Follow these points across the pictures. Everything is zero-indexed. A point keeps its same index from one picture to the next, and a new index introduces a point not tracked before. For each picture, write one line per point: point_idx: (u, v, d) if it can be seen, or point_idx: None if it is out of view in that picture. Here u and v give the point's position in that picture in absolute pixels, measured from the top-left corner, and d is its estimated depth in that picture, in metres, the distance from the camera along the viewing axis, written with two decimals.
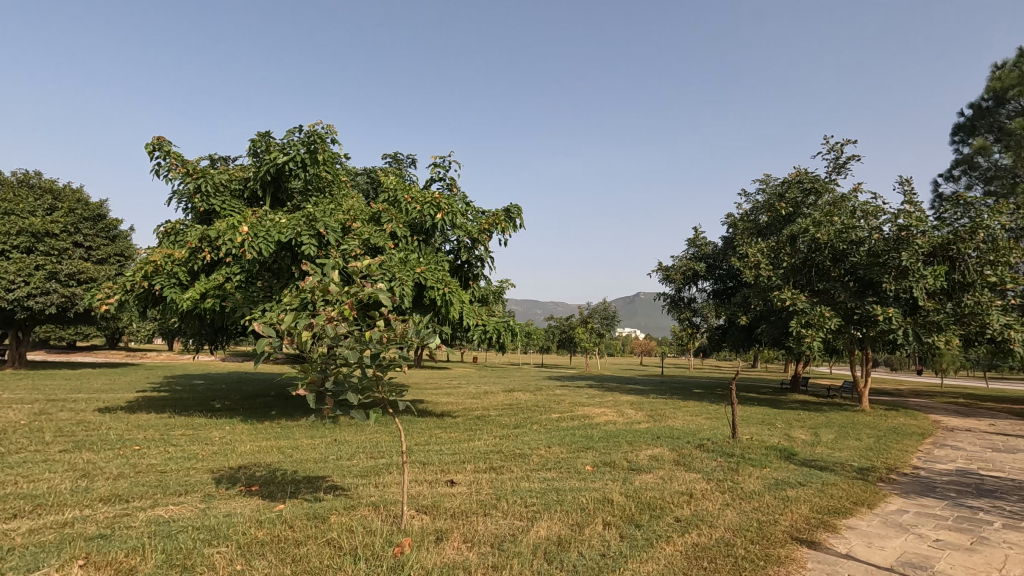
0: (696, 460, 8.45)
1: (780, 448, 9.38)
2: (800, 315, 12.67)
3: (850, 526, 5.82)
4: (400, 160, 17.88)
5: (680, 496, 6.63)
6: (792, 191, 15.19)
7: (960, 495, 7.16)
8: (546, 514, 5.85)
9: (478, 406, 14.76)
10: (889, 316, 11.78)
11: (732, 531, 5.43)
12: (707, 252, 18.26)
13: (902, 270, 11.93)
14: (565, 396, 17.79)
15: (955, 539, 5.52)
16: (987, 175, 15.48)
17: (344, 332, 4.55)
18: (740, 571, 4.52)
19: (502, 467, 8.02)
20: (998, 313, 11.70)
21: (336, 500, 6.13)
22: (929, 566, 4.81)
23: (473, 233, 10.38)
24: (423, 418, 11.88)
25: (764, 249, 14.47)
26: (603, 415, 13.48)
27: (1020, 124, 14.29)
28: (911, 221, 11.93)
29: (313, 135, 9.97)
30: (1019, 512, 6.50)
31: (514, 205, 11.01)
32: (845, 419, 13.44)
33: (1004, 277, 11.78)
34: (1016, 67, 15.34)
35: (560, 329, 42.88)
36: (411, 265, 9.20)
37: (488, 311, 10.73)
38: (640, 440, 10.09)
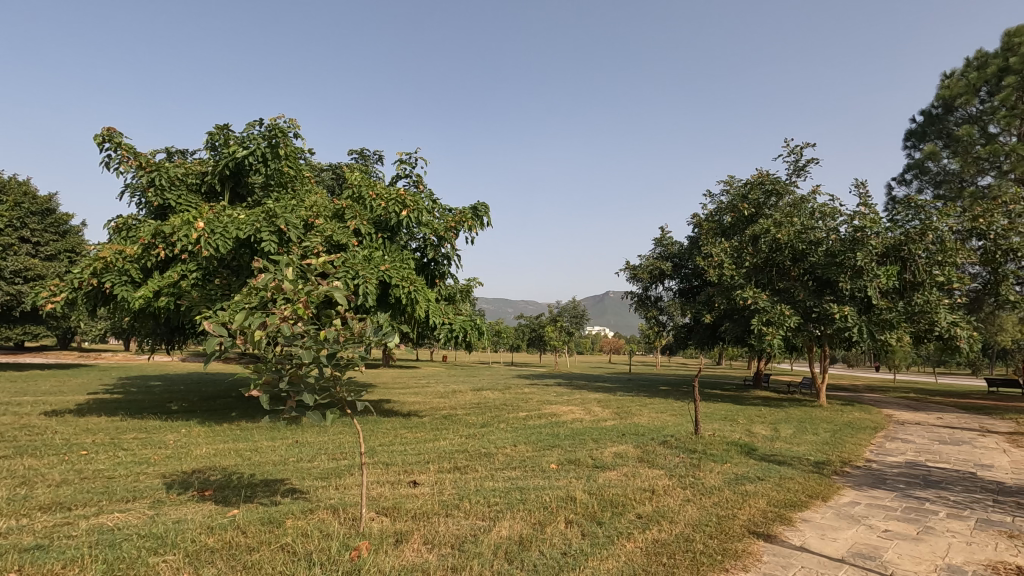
0: (659, 457, 8.55)
1: (740, 444, 9.58)
2: (761, 313, 12.98)
3: (805, 519, 5.96)
4: (366, 157, 17.60)
5: (642, 492, 6.68)
6: (755, 192, 15.54)
7: (909, 487, 7.42)
8: (508, 513, 5.81)
9: (446, 405, 14.66)
10: (845, 315, 12.17)
11: (692, 527, 5.49)
12: (673, 252, 18.56)
13: (857, 270, 12.33)
14: (533, 394, 17.82)
15: (903, 529, 5.71)
16: (936, 179, 16.15)
17: (299, 331, 4.38)
18: (698, 566, 4.56)
19: (466, 467, 7.94)
20: (946, 312, 12.19)
21: (293, 504, 5.95)
22: (878, 556, 4.94)
23: (439, 231, 10.25)
24: (389, 419, 11.69)
25: (728, 249, 14.74)
26: (570, 413, 13.51)
27: (966, 130, 14.91)
28: (865, 222, 12.34)
29: (275, 130, 9.69)
30: (963, 502, 6.77)
31: (482, 203, 10.94)
32: (804, 415, 13.82)
33: (951, 277, 12.28)
34: (963, 76, 15.98)
35: (530, 327, 42.95)
36: (375, 262, 9.03)
37: (455, 309, 10.62)
38: (605, 437, 10.15)
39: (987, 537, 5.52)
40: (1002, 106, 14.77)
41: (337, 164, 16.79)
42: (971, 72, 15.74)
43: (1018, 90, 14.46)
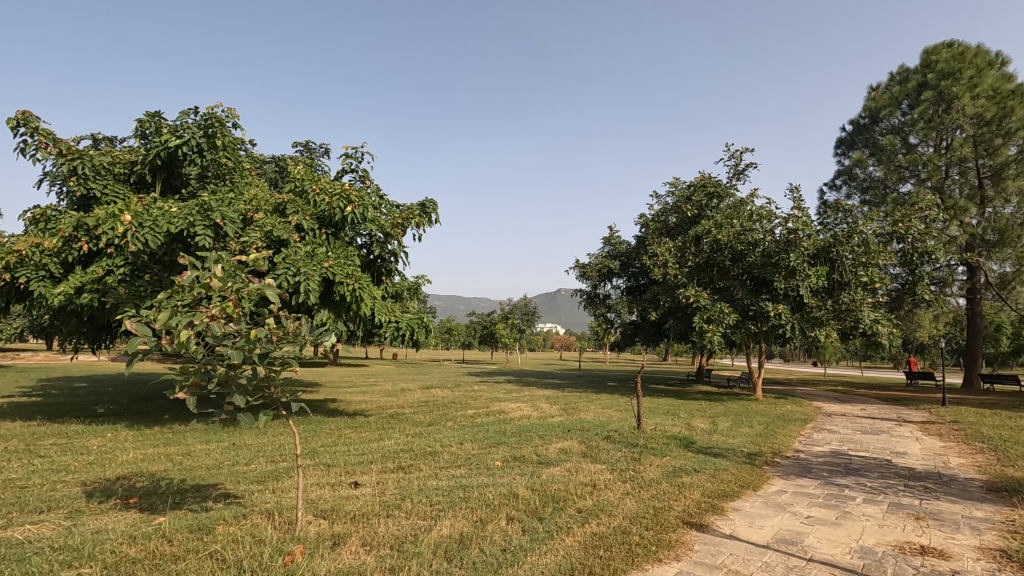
0: (602, 452, 8.75)
1: (680, 437, 9.92)
2: (702, 311, 13.47)
3: (735, 508, 6.26)
4: (312, 150, 17.13)
5: (583, 487, 6.81)
6: (698, 194, 16.09)
7: (831, 475, 7.92)
8: (450, 511, 5.81)
9: (393, 405, 14.43)
10: (779, 313, 12.79)
11: (630, 519, 5.65)
12: (620, 251, 18.98)
13: (791, 270, 12.99)
14: (482, 391, 17.84)
15: (824, 515, 6.08)
16: (863, 185, 17.20)
17: (231, 330, 4.15)
18: (633, 557, 4.70)
19: (410, 466, 7.87)
20: (869, 310, 13.00)
21: (225, 509, 5.74)
22: (800, 541, 5.25)
23: (385, 228, 10.05)
24: (332, 418, 11.41)
25: (672, 248, 15.21)
26: (518, 410, 13.60)
27: (889, 141, 15.97)
28: (798, 225, 13.04)
29: (211, 118, 9.27)
30: (878, 487, 7.28)
31: (430, 200, 10.84)
32: (741, 408, 14.44)
33: (874, 278, 13.09)
34: (888, 89, 17.19)
35: (481, 324, 42.77)
36: (318, 258, 8.78)
37: (402, 307, 10.47)
38: (551, 433, 10.29)
39: (897, 519, 5.96)
40: (921, 118, 15.91)
41: (280, 156, 16.24)
42: (894, 86, 16.91)
43: (934, 104, 15.62)
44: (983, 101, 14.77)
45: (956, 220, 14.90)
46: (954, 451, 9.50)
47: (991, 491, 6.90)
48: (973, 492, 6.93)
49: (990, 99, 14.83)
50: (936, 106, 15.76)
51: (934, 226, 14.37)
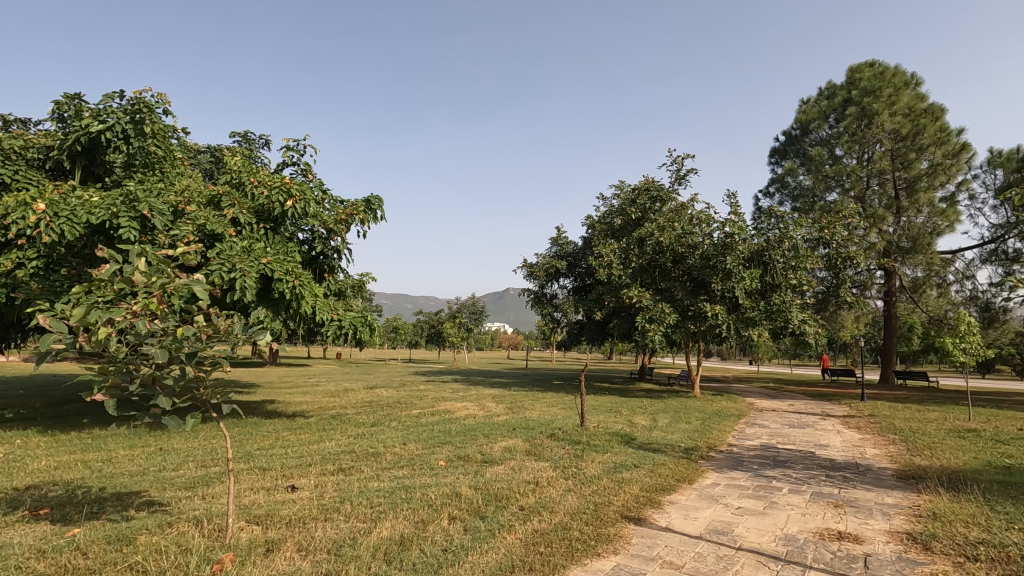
0: (546, 449, 8.86)
1: (621, 434, 10.17)
2: (644, 311, 13.87)
3: (672, 501, 6.48)
4: (251, 141, 16.43)
5: (526, 485, 6.87)
6: (642, 198, 16.54)
7: (760, 467, 8.34)
8: (391, 513, 5.72)
9: (335, 405, 14.06)
10: (715, 313, 13.35)
11: (571, 515, 5.74)
12: (567, 251, 19.27)
13: (727, 272, 13.58)
14: (428, 391, 17.65)
15: (753, 505, 6.39)
16: (794, 193, 18.17)
17: (156, 328, 3.89)
18: (573, 552, 4.77)
19: (351, 468, 7.69)
20: (797, 311, 13.75)
21: (149, 518, 5.41)
22: (730, 531, 5.50)
23: (328, 223, 9.74)
24: (269, 420, 10.99)
25: (617, 249, 15.57)
26: (464, 410, 13.54)
27: (817, 151, 16.96)
28: (734, 229, 13.65)
29: (138, 103, 8.71)
30: (802, 478, 7.72)
31: (376, 196, 10.63)
32: (680, 405, 14.97)
33: (802, 280, 13.87)
34: (817, 103, 18.26)
35: (428, 323, 42.24)
36: (256, 253, 8.41)
37: (345, 305, 10.20)
38: (496, 432, 10.32)
39: (818, 507, 6.35)
40: (845, 132, 16.99)
41: (216, 146, 15.50)
42: (823, 100, 17.97)
43: (857, 119, 16.73)
44: (899, 118, 15.94)
45: (875, 228, 16.01)
46: (870, 442, 10.21)
47: (901, 479, 7.46)
48: (885, 480, 7.47)
49: (906, 116, 16.05)
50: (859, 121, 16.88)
51: (856, 233, 15.38)
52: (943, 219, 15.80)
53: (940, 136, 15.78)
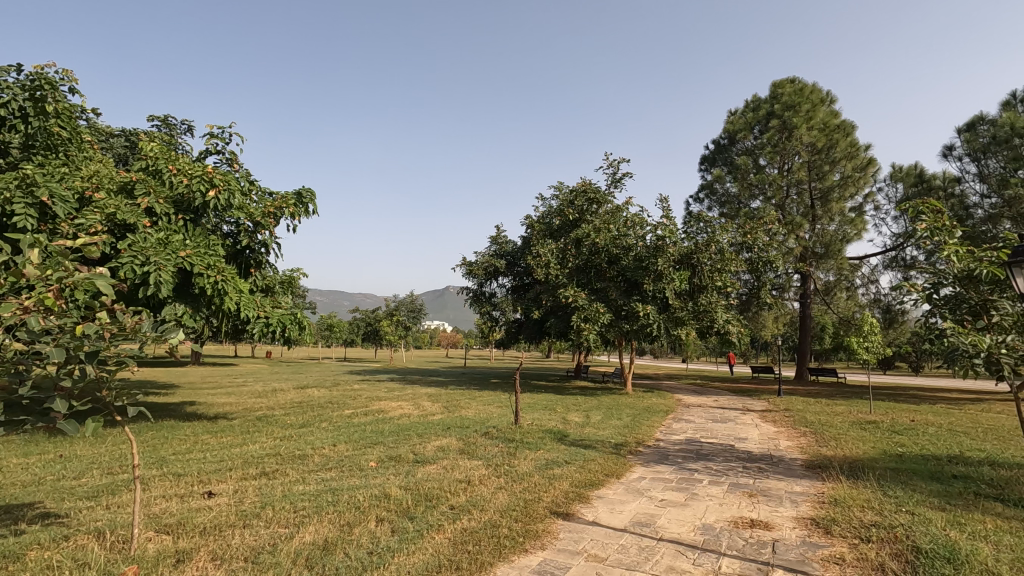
0: (480, 448, 8.88)
1: (554, 431, 10.33)
2: (579, 310, 14.15)
3: (599, 496, 6.66)
4: (171, 126, 15.41)
5: (458, 484, 6.85)
6: (579, 199, 16.85)
7: (684, 460, 8.73)
8: (315, 517, 5.54)
9: (262, 406, 13.46)
10: (647, 313, 13.81)
11: (500, 513, 5.78)
12: (506, 250, 19.36)
13: (658, 274, 14.09)
14: (362, 391, 17.23)
15: (675, 497, 6.67)
16: (721, 199, 19.09)
17: (52, 325, 3.53)
18: (500, 549, 4.79)
19: (276, 471, 7.39)
20: (722, 311, 14.46)
21: (42, 532, 4.97)
22: (652, 523, 5.71)
23: (255, 216, 9.26)
24: (188, 423, 10.37)
25: (554, 249, 15.79)
26: (398, 409, 13.31)
27: (743, 160, 17.86)
28: (666, 232, 14.20)
29: (38, 79, 7.96)
30: (721, 470, 8.15)
31: (307, 189, 10.23)
32: (613, 402, 15.40)
33: (727, 283, 14.60)
34: (743, 115, 19.29)
35: (365, 321, 41.17)
36: (172, 246, 7.87)
37: (273, 302, 9.73)
38: (430, 431, 10.22)
39: (734, 497, 6.72)
40: (768, 143, 18.03)
41: (133, 131, 14.46)
42: (749, 112, 18.99)
43: (779, 132, 17.79)
44: (816, 132, 17.11)
45: (793, 234, 17.11)
46: (784, 435, 10.90)
47: (808, 469, 8.02)
48: (795, 470, 8.01)
49: (821, 131, 17.30)
50: (780, 133, 17.95)
51: (776, 238, 16.35)
52: (853, 227, 17.09)
53: (850, 150, 17.17)
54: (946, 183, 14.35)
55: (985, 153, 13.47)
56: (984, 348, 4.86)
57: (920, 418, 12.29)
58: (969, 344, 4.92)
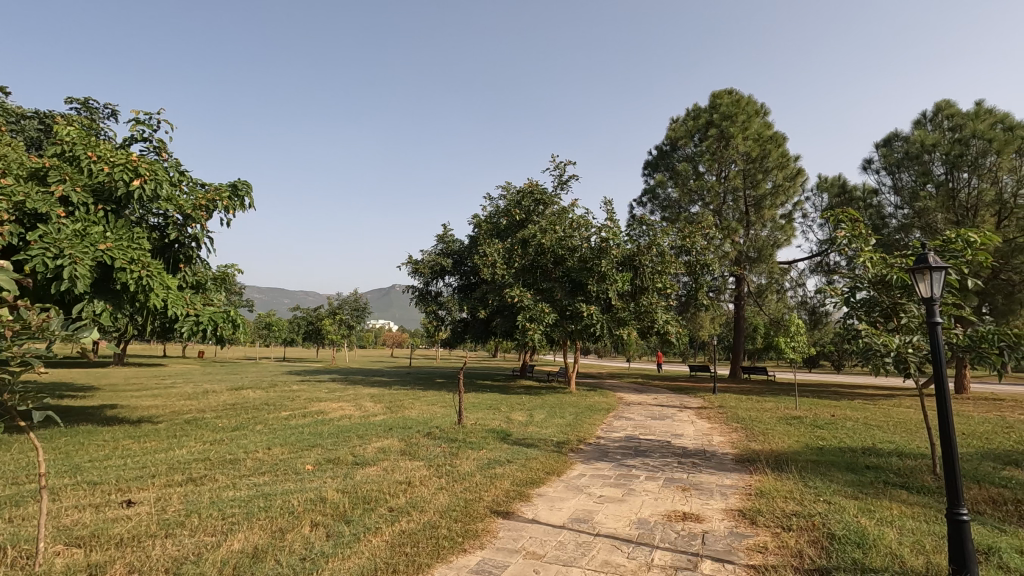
0: (422, 448, 8.77)
1: (497, 430, 10.35)
2: (525, 310, 14.24)
3: (539, 493, 6.74)
4: (92, 109, 14.32)
5: (398, 485, 6.75)
6: (526, 200, 16.94)
7: (623, 457, 8.96)
8: (245, 524, 5.31)
9: (191, 408, 12.77)
10: (591, 313, 14.08)
11: (440, 513, 5.74)
12: (453, 249, 19.24)
13: (602, 275, 14.39)
14: (300, 392, 16.64)
15: (613, 493, 6.84)
16: (663, 204, 19.70)
17: None
18: (438, 550, 4.75)
19: (204, 477, 7.02)
20: (662, 312, 14.91)
21: None
22: (590, 519, 5.83)
23: (184, 208, 8.72)
24: (107, 428, 9.69)
25: (501, 249, 15.84)
26: (339, 410, 12.94)
27: (684, 167, 18.53)
28: (609, 234, 14.51)
29: None
30: (657, 465, 8.42)
31: (243, 181, 9.75)
32: (557, 401, 15.59)
33: (666, 284, 15.09)
34: (684, 123, 20.00)
35: (306, 320, 39.76)
36: (90, 238, 7.33)
37: (204, 299, 9.21)
38: (371, 433, 10.00)
39: (669, 492, 6.96)
40: (707, 151, 18.80)
41: (47, 113, 13.33)
42: (689, 121, 19.68)
43: (717, 140, 18.62)
44: (750, 142, 18.02)
45: (728, 239, 17.93)
46: (716, 430, 11.39)
47: (738, 463, 8.42)
48: (726, 464, 8.38)
49: (755, 141, 18.21)
50: (718, 142, 18.75)
51: (713, 242, 17.05)
52: (782, 233, 18.06)
53: (781, 160, 18.16)
54: (866, 195, 15.42)
55: (898, 167, 14.58)
56: (893, 348, 5.32)
57: (840, 413, 13.14)
58: (881, 344, 5.39)
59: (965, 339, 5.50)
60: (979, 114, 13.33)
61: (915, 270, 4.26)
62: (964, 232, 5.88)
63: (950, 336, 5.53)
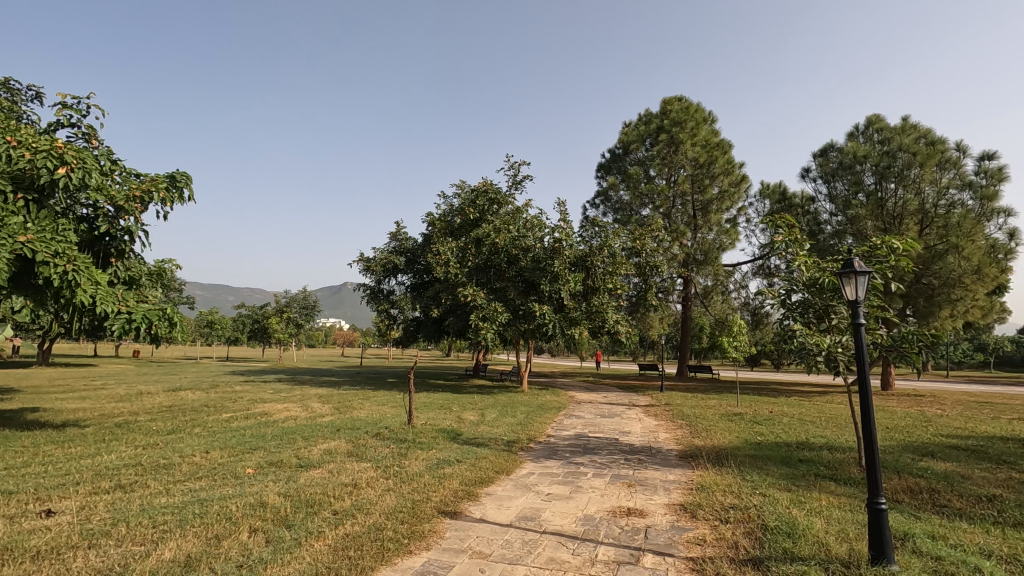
0: (370, 450, 8.61)
1: (448, 430, 10.27)
2: (478, 309, 14.19)
3: (488, 493, 6.74)
4: (13, 91, 13.27)
5: (343, 488, 6.60)
6: (480, 199, 16.90)
7: (572, 455, 9.08)
8: (178, 531, 5.06)
9: (123, 411, 12.08)
10: (543, 312, 14.19)
11: (386, 515, 5.65)
12: (406, 247, 18.97)
13: (555, 275, 14.53)
14: (243, 393, 15.96)
15: (561, 490, 6.93)
16: (615, 207, 20.07)
17: None
18: (382, 553, 4.67)
19: (134, 483, 6.66)
20: (612, 312, 15.20)
21: None
22: (537, 516, 5.88)
23: (116, 199, 8.19)
24: (25, 433, 9.03)
25: (454, 248, 15.76)
26: (284, 411, 12.50)
27: (635, 171, 18.93)
28: (562, 235, 14.67)
29: None
30: (605, 462, 8.59)
31: (181, 171, 9.24)
32: (508, 400, 15.63)
33: (617, 285, 15.38)
34: (636, 127, 20.45)
35: (251, 318, 38.17)
36: (8, 228, 6.80)
37: (137, 296, 8.69)
38: (317, 434, 9.74)
39: (615, 488, 7.11)
40: (658, 155, 19.27)
41: None
42: (641, 126, 20.16)
43: (667, 145, 19.14)
44: (698, 148, 18.65)
45: (677, 241, 18.49)
46: (663, 427, 11.73)
47: (681, 458, 8.69)
48: (670, 460, 8.64)
49: (703, 147, 18.85)
50: (668, 147, 19.27)
51: (662, 245, 17.51)
52: (727, 237, 18.77)
53: (727, 167, 18.86)
54: (804, 202, 16.21)
55: (833, 176, 15.39)
56: (824, 348, 5.67)
57: (778, 410, 13.76)
58: (813, 343, 5.70)
59: (889, 339, 5.86)
60: (905, 129, 14.33)
61: (841, 275, 4.51)
62: (888, 239, 6.25)
63: (875, 337, 5.88)
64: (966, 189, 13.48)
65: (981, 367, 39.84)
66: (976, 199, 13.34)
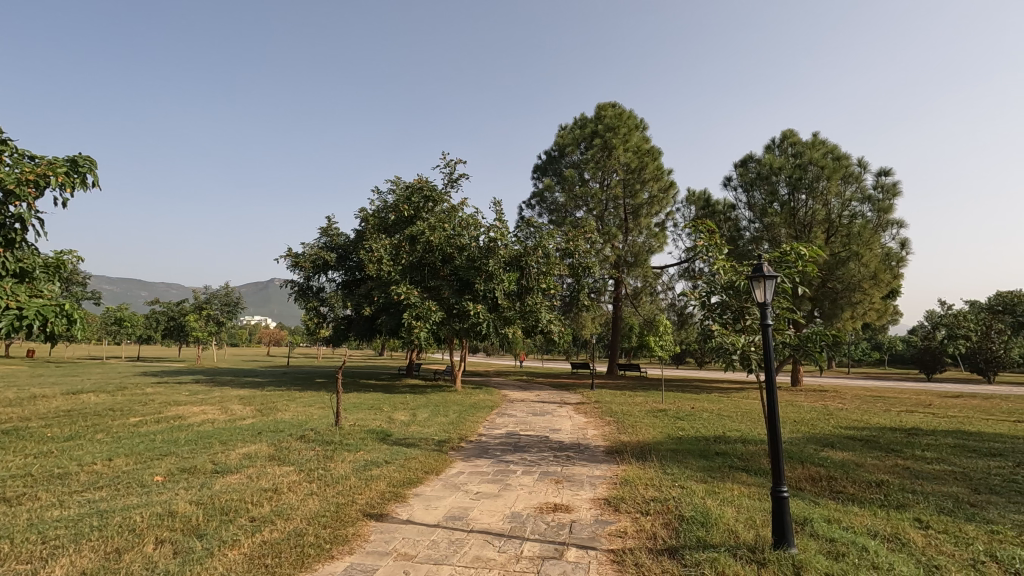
0: (293, 452, 8.28)
1: (377, 431, 10.04)
2: (411, 308, 13.96)
3: (416, 493, 6.67)
4: None
5: (263, 493, 6.31)
6: (415, 196, 16.64)
7: (502, 453, 9.14)
8: (73, 546, 4.66)
9: (12, 417, 10.93)
10: (477, 311, 14.15)
11: (308, 520, 5.46)
12: (338, 243, 18.38)
13: (489, 274, 14.54)
14: (154, 395, 14.87)
15: (489, 489, 6.96)
16: (550, 207, 20.39)
17: None
18: (302, 559, 4.52)
19: (22, 496, 6.05)
20: (545, 311, 15.38)
21: None
22: (465, 516, 5.88)
23: (6, 183, 7.37)
24: None
25: (388, 245, 15.43)
26: (200, 414, 11.77)
27: (570, 173, 19.27)
28: (498, 235, 14.70)
29: None
30: (534, 460, 8.72)
31: (84, 155, 8.50)
32: (441, 399, 15.49)
33: (551, 285, 15.59)
34: (571, 131, 20.83)
35: (166, 315, 35.61)
36: None
37: (31, 290, 7.86)
38: (236, 438, 9.24)
39: (543, 485, 7.23)
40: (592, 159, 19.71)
41: None
42: (576, 130, 20.55)
43: (601, 150, 19.63)
44: (630, 154, 19.28)
45: (609, 243, 18.99)
46: (592, 424, 12.05)
47: (608, 454, 8.96)
48: (597, 456, 8.90)
49: (634, 154, 19.49)
50: (602, 151, 19.76)
51: (595, 247, 17.94)
52: (656, 240, 19.57)
53: (656, 173, 19.60)
54: (725, 209, 17.09)
55: (752, 186, 16.32)
56: (739, 347, 6.01)
57: (699, 406, 14.51)
58: (730, 343, 6.04)
59: (796, 339, 6.28)
60: (815, 144, 15.45)
61: (752, 279, 4.79)
62: (797, 246, 6.70)
63: (784, 337, 6.28)
64: (866, 203, 14.74)
65: (876, 365, 43.71)
66: (874, 211, 14.61)
